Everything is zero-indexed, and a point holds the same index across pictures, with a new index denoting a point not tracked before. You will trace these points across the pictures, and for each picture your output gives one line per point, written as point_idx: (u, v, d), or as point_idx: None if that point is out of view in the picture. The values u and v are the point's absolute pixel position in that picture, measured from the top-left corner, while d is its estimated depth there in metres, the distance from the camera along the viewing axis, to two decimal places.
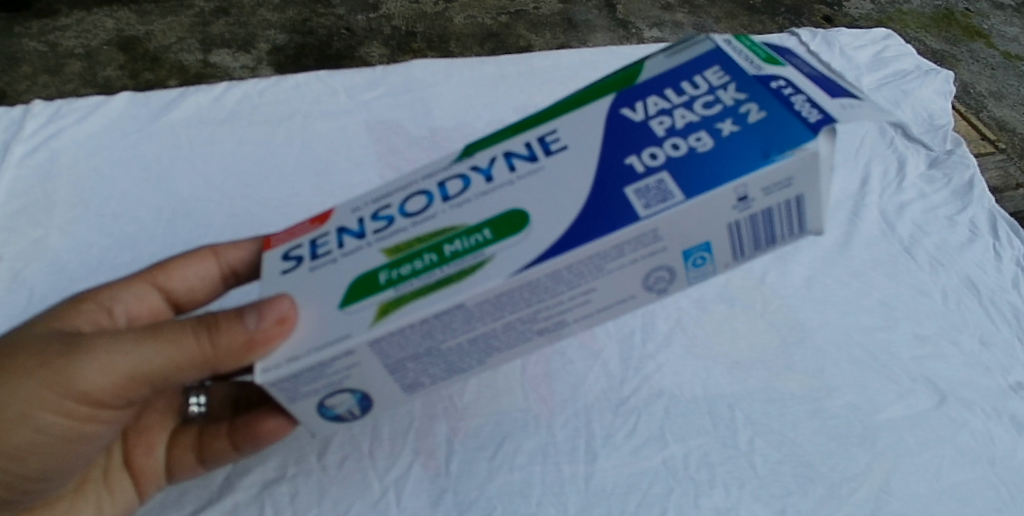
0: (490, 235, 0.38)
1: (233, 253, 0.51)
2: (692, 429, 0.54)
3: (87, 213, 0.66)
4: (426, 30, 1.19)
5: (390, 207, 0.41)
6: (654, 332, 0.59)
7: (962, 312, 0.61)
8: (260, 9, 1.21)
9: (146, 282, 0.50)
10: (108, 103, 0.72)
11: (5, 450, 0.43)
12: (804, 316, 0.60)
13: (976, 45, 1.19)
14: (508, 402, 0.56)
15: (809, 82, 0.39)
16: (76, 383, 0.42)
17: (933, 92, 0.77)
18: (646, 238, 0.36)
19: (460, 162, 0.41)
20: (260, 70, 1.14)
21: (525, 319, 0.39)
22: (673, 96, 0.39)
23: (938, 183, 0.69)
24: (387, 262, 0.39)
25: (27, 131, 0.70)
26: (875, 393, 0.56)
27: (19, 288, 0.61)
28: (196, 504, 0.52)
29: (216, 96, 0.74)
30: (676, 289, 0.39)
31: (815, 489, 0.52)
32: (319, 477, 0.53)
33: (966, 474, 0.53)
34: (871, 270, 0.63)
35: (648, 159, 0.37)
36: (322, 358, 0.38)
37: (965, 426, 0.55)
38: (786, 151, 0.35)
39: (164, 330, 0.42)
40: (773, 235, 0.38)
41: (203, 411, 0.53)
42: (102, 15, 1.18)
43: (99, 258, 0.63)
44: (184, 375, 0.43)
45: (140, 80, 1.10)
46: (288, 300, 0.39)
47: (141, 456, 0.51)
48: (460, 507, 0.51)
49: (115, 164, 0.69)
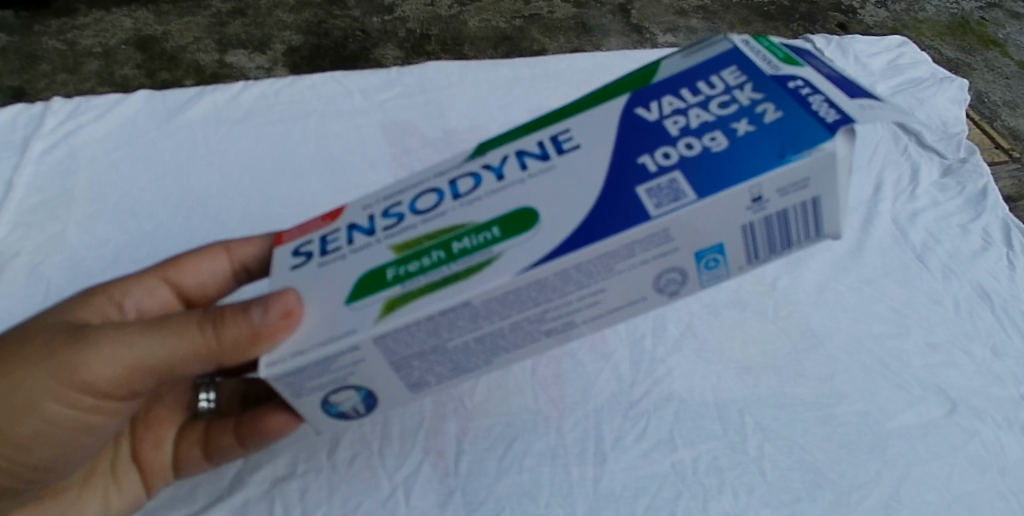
0: (499, 233, 0.38)
1: (245, 249, 0.51)
2: (701, 434, 0.54)
3: (104, 209, 0.67)
4: (440, 33, 1.19)
5: (401, 204, 0.41)
6: (665, 335, 0.59)
7: (975, 321, 0.61)
8: (277, 9, 1.22)
9: (159, 277, 0.50)
10: (126, 100, 0.73)
11: (9, 439, 0.43)
12: (815, 323, 0.60)
13: (991, 54, 1.19)
14: (519, 403, 0.56)
15: (828, 83, 0.39)
16: (82, 374, 0.42)
17: (948, 100, 0.77)
18: (658, 239, 0.36)
19: (472, 160, 0.42)
20: (275, 70, 1.15)
21: (533, 318, 0.39)
22: (689, 96, 0.39)
23: (952, 191, 0.69)
24: (396, 259, 0.39)
25: (47, 127, 0.71)
26: (886, 401, 0.56)
27: (36, 282, 0.62)
28: (207, 497, 0.52)
29: (233, 95, 0.74)
30: (688, 292, 0.40)
31: (824, 496, 0.52)
32: (329, 474, 0.53)
33: (977, 483, 0.53)
34: (883, 278, 0.63)
35: (661, 158, 0.37)
36: (329, 353, 0.38)
37: (976, 435, 0.55)
38: (803, 151, 0.35)
39: (170, 322, 0.42)
40: (788, 238, 0.38)
41: (212, 407, 0.54)
42: (120, 14, 1.19)
43: (115, 254, 0.64)
44: (190, 367, 0.43)
45: (156, 80, 1.11)
46: (294, 294, 0.39)
47: (149, 450, 0.51)
48: (469, 507, 0.52)
49: (132, 160, 0.70)
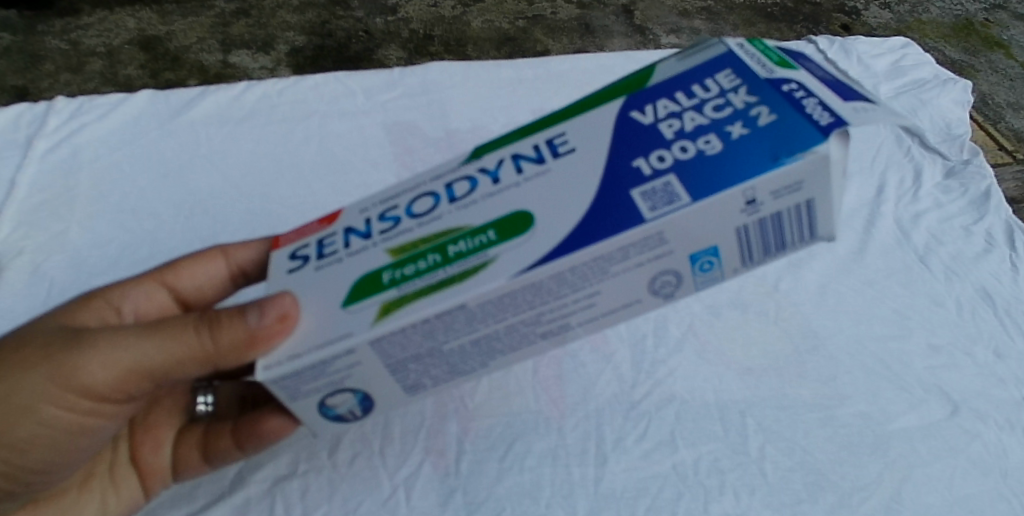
0: (494, 236, 0.38)
1: (243, 253, 0.51)
2: (702, 435, 0.54)
3: (106, 208, 0.67)
4: (444, 34, 1.19)
5: (397, 208, 0.41)
6: (666, 337, 0.59)
7: (977, 323, 0.61)
8: (280, 10, 1.22)
9: (156, 281, 0.50)
10: (130, 100, 0.73)
11: (6, 441, 0.43)
12: (817, 324, 0.60)
13: (996, 55, 1.19)
14: (519, 403, 0.56)
15: (821, 86, 0.39)
16: (79, 377, 0.42)
17: (952, 101, 0.77)
18: (652, 241, 0.36)
19: (468, 164, 0.42)
20: (279, 71, 1.15)
21: (528, 321, 0.39)
22: (684, 99, 0.39)
23: (954, 193, 0.69)
24: (391, 262, 0.39)
25: (51, 126, 0.71)
26: (887, 402, 0.56)
27: (39, 280, 0.62)
28: (207, 497, 0.52)
29: (236, 95, 0.74)
30: (683, 294, 0.40)
31: (826, 497, 0.52)
32: (329, 474, 0.53)
33: (979, 485, 0.53)
34: (885, 279, 0.63)
35: (655, 161, 0.37)
36: (324, 357, 0.38)
37: (978, 437, 0.55)
38: (796, 154, 0.35)
39: (166, 325, 0.42)
40: (782, 240, 0.38)
41: (210, 410, 0.54)
42: (124, 14, 1.19)
43: (118, 253, 0.64)
44: (186, 371, 0.43)
45: (160, 80, 1.12)
46: (290, 298, 0.39)
47: (148, 454, 0.52)
48: (469, 507, 0.52)
49: (134, 160, 0.70)
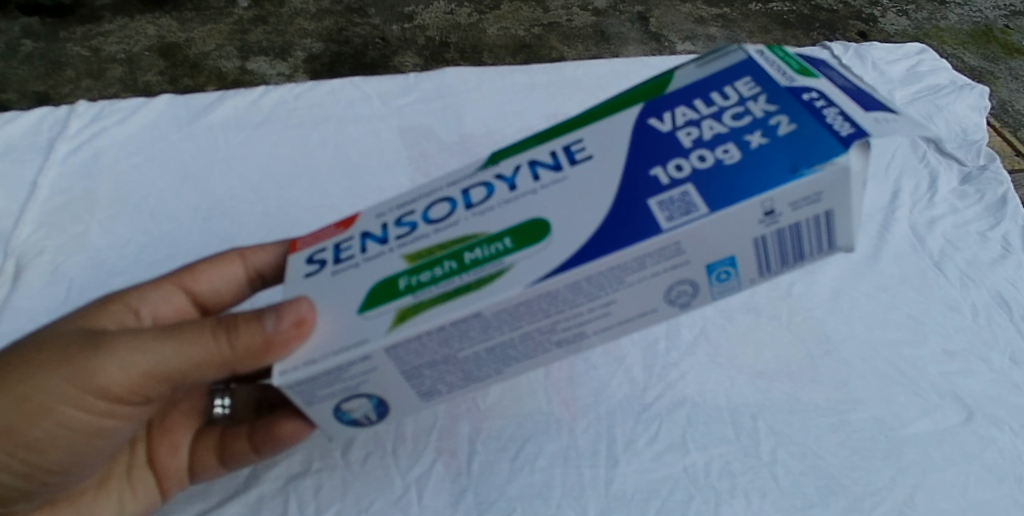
0: (511, 244, 0.38)
1: (260, 256, 0.52)
2: (714, 438, 0.54)
3: (126, 210, 0.68)
4: (459, 41, 1.21)
5: (414, 214, 0.42)
6: (678, 340, 0.59)
7: (992, 329, 0.60)
8: (298, 18, 1.23)
9: (176, 285, 0.51)
10: (149, 104, 0.75)
11: (24, 441, 0.44)
12: (830, 329, 0.60)
13: (1015, 62, 1.18)
14: (531, 405, 0.56)
15: (842, 95, 0.39)
16: (98, 378, 0.43)
17: (968, 107, 0.77)
18: (668, 251, 0.37)
19: (485, 170, 0.42)
20: (296, 78, 1.16)
21: (543, 329, 0.39)
22: (702, 106, 0.40)
23: (970, 198, 0.69)
24: (407, 268, 0.40)
25: (72, 130, 0.72)
26: (900, 408, 0.56)
27: (58, 280, 0.63)
28: (223, 494, 0.53)
29: (254, 99, 0.75)
30: (700, 304, 0.40)
31: (837, 502, 0.52)
32: (342, 473, 0.54)
33: (993, 491, 0.52)
34: (899, 285, 0.62)
35: (673, 171, 0.38)
36: (340, 362, 0.39)
37: (992, 443, 0.54)
38: (815, 166, 0.35)
39: (184, 328, 0.43)
40: (801, 251, 0.38)
41: (227, 413, 0.55)
42: (145, 22, 1.21)
43: (136, 254, 0.65)
44: (203, 374, 0.44)
45: (179, 85, 1.14)
46: (308, 303, 0.40)
47: (165, 457, 0.52)
48: (481, 507, 0.52)
49: (154, 163, 0.71)
